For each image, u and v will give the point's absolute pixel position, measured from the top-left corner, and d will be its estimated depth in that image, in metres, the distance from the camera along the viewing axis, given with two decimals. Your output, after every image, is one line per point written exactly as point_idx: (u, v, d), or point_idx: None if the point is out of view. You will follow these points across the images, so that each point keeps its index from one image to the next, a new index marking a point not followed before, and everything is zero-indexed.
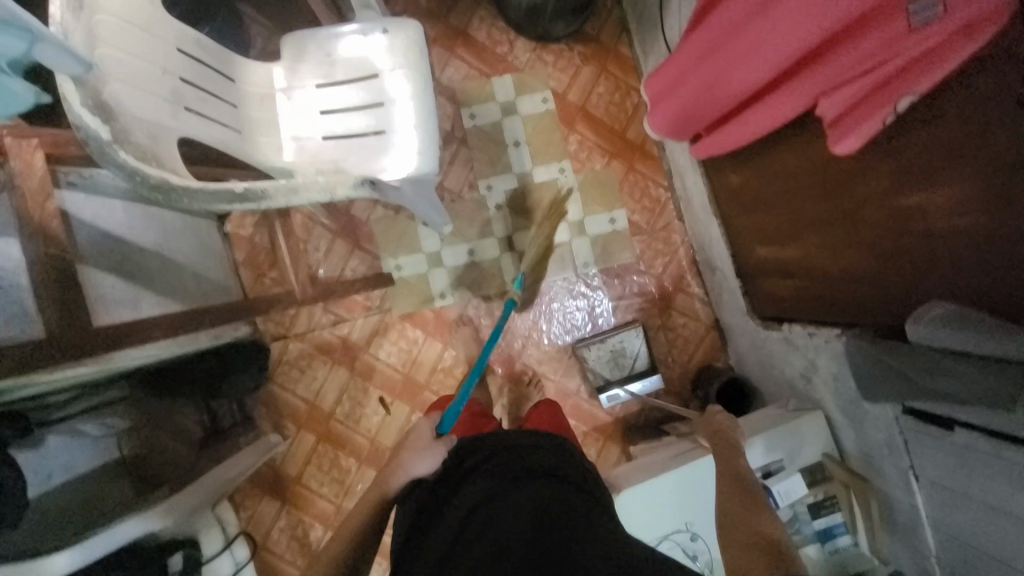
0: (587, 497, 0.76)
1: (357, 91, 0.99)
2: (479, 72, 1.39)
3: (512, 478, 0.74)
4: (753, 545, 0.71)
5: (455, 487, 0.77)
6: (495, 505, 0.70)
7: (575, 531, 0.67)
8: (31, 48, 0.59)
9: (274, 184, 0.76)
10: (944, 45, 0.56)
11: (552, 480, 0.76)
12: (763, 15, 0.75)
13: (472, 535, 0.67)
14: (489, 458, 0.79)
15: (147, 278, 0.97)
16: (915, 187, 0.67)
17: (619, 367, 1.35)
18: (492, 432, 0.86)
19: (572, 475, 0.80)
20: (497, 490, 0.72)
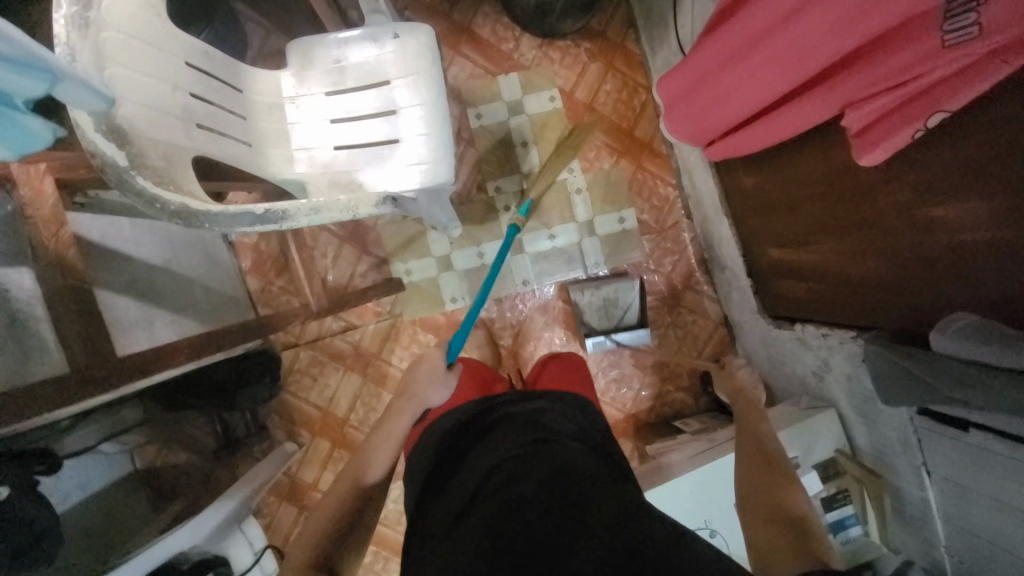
0: (600, 457, 0.80)
1: (369, 98, 0.97)
2: (484, 71, 1.36)
3: (527, 440, 0.77)
4: (774, 520, 0.77)
5: (473, 454, 0.80)
6: (512, 464, 0.73)
7: (589, 480, 0.70)
8: (53, 88, 0.54)
9: (294, 204, 0.74)
10: (978, 65, 0.57)
11: (566, 441, 0.79)
12: (789, 24, 0.75)
13: (490, 492, 0.69)
14: (506, 426, 0.83)
15: (160, 297, 0.95)
16: (938, 199, 0.69)
17: (609, 317, 1.34)
18: (500, 405, 0.89)
19: (584, 438, 0.83)
20: (514, 450, 0.76)
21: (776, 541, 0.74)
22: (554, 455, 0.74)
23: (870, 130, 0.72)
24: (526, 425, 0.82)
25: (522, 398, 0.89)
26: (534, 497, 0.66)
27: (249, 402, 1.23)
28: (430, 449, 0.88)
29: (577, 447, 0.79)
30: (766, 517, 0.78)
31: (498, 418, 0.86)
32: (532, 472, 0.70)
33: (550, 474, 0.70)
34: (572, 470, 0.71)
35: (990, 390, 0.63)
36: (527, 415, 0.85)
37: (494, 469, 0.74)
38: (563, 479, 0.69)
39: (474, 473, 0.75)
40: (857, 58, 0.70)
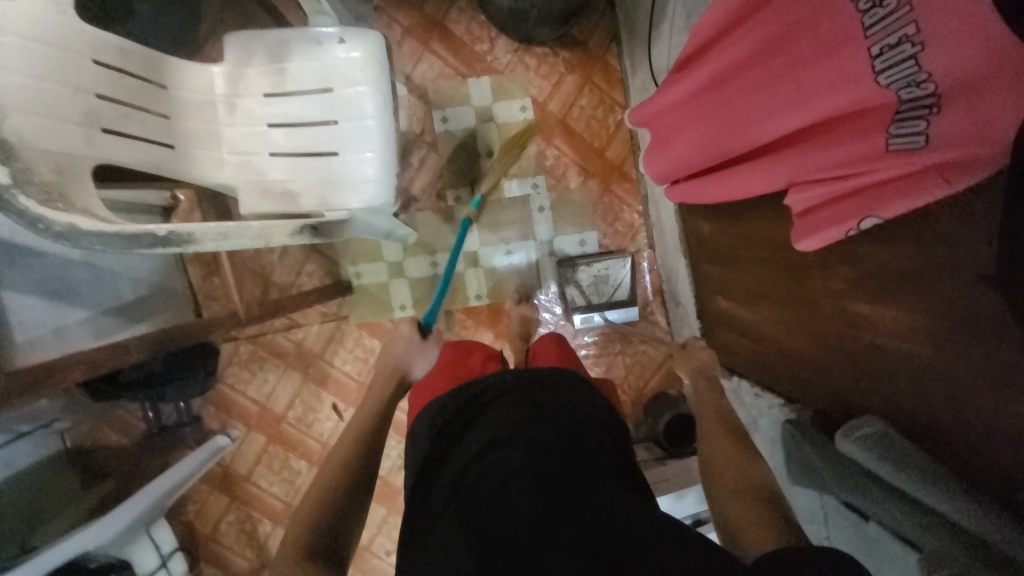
0: (600, 437, 0.71)
1: (308, 105, 0.91)
2: (455, 72, 1.30)
3: (524, 418, 0.69)
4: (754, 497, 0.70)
5: (464, 434, 0.72)
6: (503, 446, 0.64)
7: (582, 471, 0.62)
8: None
9: (202, 227, 0.70)
10: (915, 179, 0.53)
11: (565, 419, 0.70)
12: (759, 83, 0.70)
13: (477, 478, 0.61)
14: (499, 402, 0.74)
15: (72, 294, 0.93)
16: (868, 299, 0.66)
17: (599, 293, 1.32)
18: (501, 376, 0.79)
19: (586, 412, 0.74)
20: (508, 430, 0.67)
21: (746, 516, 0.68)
22: (550, 439, 0.66)
23: (809, 216, 0.68)
24: (521, 401, 0.73)
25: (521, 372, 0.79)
26: (525, 481, 0.58)
27: (182, 394, 1.22)
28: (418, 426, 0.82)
29: (575, 425, 0.70)
30: (733, 491, 0.71)
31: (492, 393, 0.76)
32: (527, 454, 0.62)
33: (545, 459, 0.62)
34: (570, 459, 0.64)
35: (881, 507, 0.62)
36: (528, 389, 0.76)
37: (484, 449, 0.65)
38: (560, 468, 0.61)
39: (463, 457, 0.67)
40: (810, 137, 0.66)
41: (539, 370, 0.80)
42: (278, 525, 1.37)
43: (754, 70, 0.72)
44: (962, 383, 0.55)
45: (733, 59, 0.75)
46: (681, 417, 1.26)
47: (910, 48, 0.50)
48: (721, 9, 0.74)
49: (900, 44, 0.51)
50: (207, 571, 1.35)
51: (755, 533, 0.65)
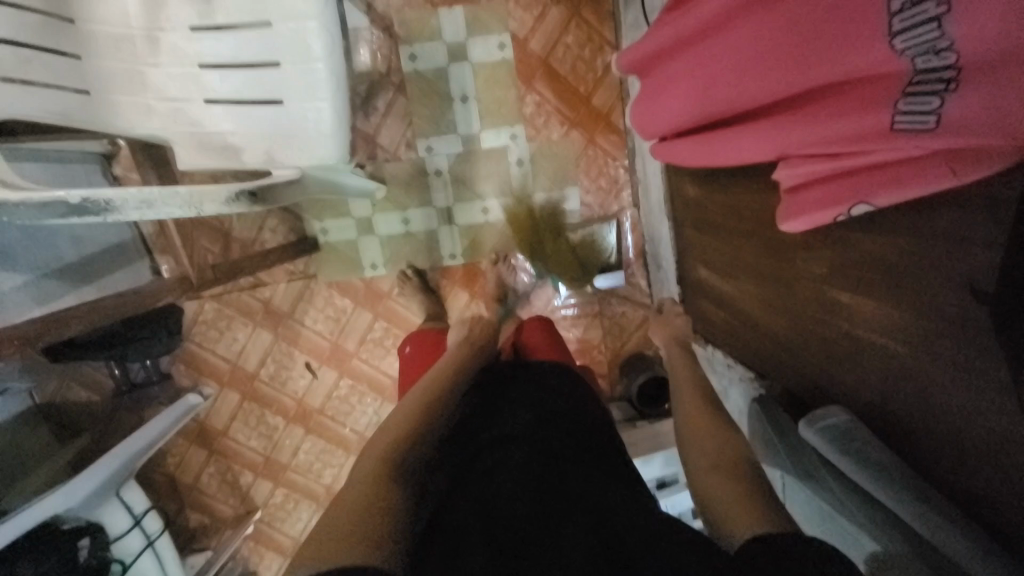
0: (605, 443, 0.68)
1: (244, 44, 0.79)
2: (424, 0, 1.14)
3: (536, 415, 0.67)
4: (734, 471, 0.62)
5: (467, 431, 0.69)
6: (505, 447, 0.62)
7: (587, 472, 0.60)
8: None
9: (121, 194, 0.62)
10: (919, 165, 0.47)
11: (571, 423, 0.67)
12: (758, 34, 0.61)
13: (479, 477, 0.59)
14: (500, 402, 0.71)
15: (7, 257, 0.85)
16: (847, 288, 0.62)
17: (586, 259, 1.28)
18: (516, 374, 0.78)
19: (591, 417, 0.71)
20: (511, 430, 0.64)
21: (724, 491, 0.60)
22: (553, 441, 0.63)
23: (798, 194, 0.62)
24: (525, 402, 0.70)
25: (523, 371, 0.78)
26: (532, 485, 0.55)
27: (145, 355, 1.19)
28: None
29: (580, 429, 0.67)
30: (710, 466, 0.64)
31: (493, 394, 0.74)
32: (528, 455, 0.59)
33: (548, 461, 0.60)
34: (573, 460, 0.61)
35: (832, 495, 0.63)
36: (541, 387, 0.73)
37: (489, 454, 0.62)
38: (564, 468, 0.58)
39: (465, 454, 0.64)
40: (808, 104, 0.58)
41: (540, 373, 0.77)
42: (258, 476, 1.40)
43: (754, 17, 0.62)
44: (934, 384, 0.53)
45: (731, 4, 0.65)
46: (654, 379, 1.25)
47: (934, 8, 0.42)
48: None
49: (923, 2, 0.42)
50: (192, 517, 1.40)
51: (736, 509, 0.56)
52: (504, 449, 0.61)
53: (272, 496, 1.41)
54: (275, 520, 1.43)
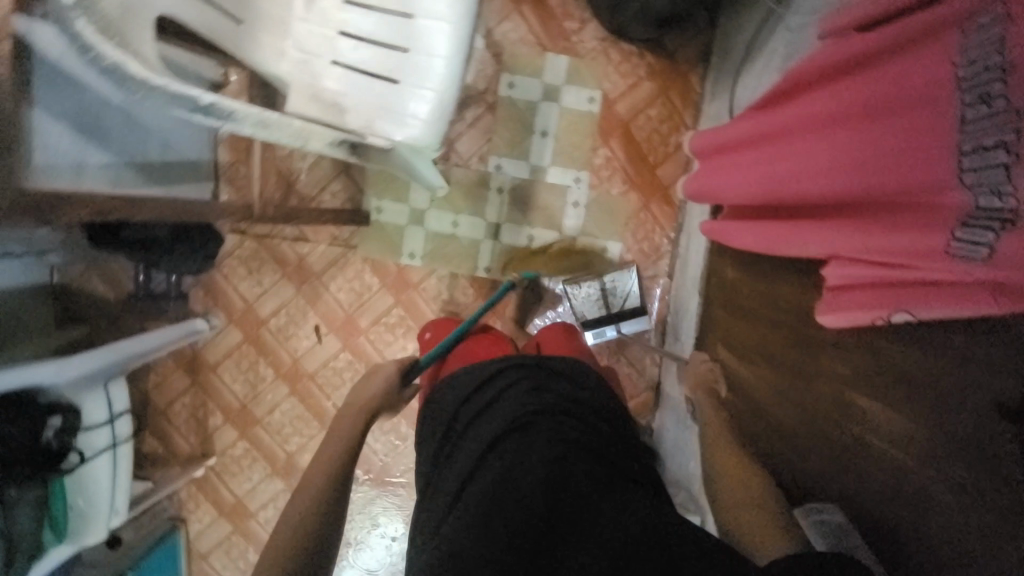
0: (613, 426, 0.75)
1: (385, 26, 0.89)
2: (538, 41, 1.26)
3: (551, 406, 0.70)
4: (758, 504, 0.70)
5: (486, 411, 0.73)
6: (526, 431, 0.66)
7: (598, 466, 0.64)
8: None
9: (245, 108, 0.69)
10: (960, 288, 0.52)
11: (579, 412, 0.72)
12: (833, 143, 0.67)
13: (499, 459, 0.64)
14: (516, 386, 0.74)
15: (102, 136, 0.91)
16: (867, 393, 0.65)
17: (608, 306, 1.26)
18: (535, 364, 0.79)
19: (598, 404, 0.76)
20: (528, 415, 0.68)
21: (750, 523, 0.68)
22: (568, 430, 0.67)
23: (841, 292, 0.66)
24: (532, 389, 0.73)
25: (543, 364, 0.79)
26: (549, 476, 0.60)
27: (175, 267, 1.23)
28: (428, 418, 0.83)
29: (591, 417, 0.72)
30: (740, 500, 0.71)
31: (499, 381, 0.76)
32: (548, 443, 0.64)
33: (565, 451, 0.64)
34: (587, 452, 0.65)
35: None
36: (560, 382, 0.76)
37: (508, 436, 0.66)
38: (569, 459, 0.63)
39: (485, 433, 0.69)
40: (868, 215, 0.63)
41: (553, 360, 0.81)
42: (227, 422, 1.39)
43: (832, 130, 0.68)
44: (932, 499, 0.56)
45: (811, 112, 0.72)
46: None
47: (1003, 156, 0.48)
48: (824, 57, 0.69)
49: (994, 149, 0.48)
50: (149, 441, 1.39)
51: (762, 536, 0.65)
52: (522, 434, 0.66)
53: (232, 446, 1.40)
54: (226, 471, 1.41)
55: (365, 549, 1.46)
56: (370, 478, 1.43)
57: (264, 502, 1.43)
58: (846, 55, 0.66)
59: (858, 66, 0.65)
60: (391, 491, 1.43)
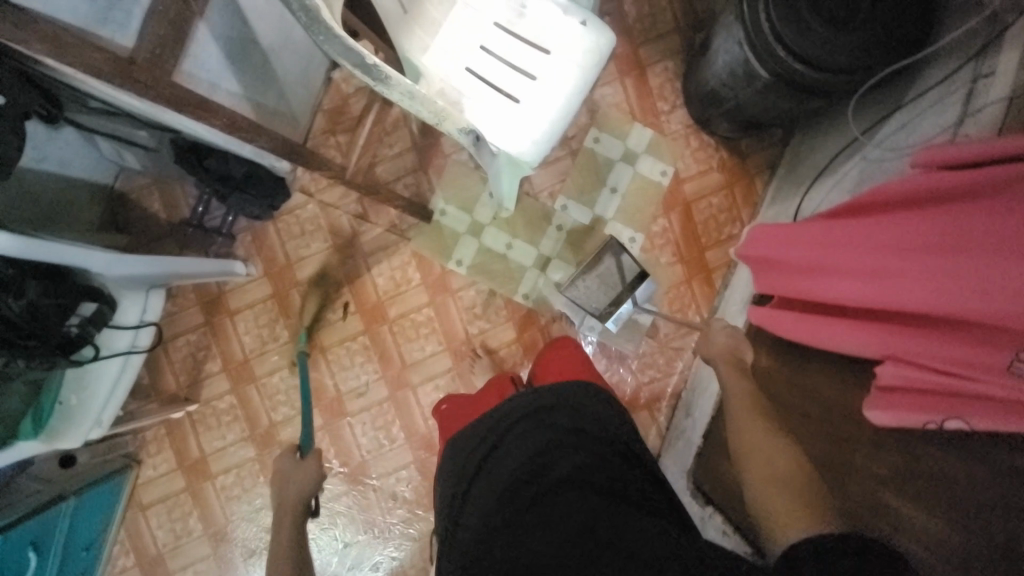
0: (621, 451, 0.81)
1: (523, 50, 0.98)
2: (630, 111, 1.38)
3: (554, 442, 0.79)
4: (782, 480, 0.75)
5: (496, 451, 0.83)
6: (534, 477, 0.76)
7: (601, 498, 0.71)
8: None
9: (400, 78, 0.77)
10: (1018, 407, 0.57)
11: (580, 446, 0.78)
12: (899, 258, 0.73)
13: (513, 505, 0.74)
14: (520, 429, 0.83)
15: (241, 68, 0.97)
16: (902, 496, 0.70)
17: (615, 287, 1.29)
18: (555, 388, 0.87)
19: (599, 429, 0.82)
20: (534, 458, 0.78)
21: (777, 499, 0.73)
22: (571, 466, 0.75)
23: (892, 392, 0.71)
24: (534, 433, 0.81)
25: (559, 395, 0.86)
26: (556, 519, 0.69)
27: (238, 207, 1.25)
28: (457, 446, 0.89)
29: (598, 445, 0.80)
30: (763, 477, 0.76)
31: (501, 429, 0.84)
32: (554, 483, 0.74)
33: (569, 488, 0.72)
34: (590, 484, 0.73)
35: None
36: (571, 412, 0.84)
37: (518, 483, 0.76)
38: (579, 497, 0.71)
39: (501, 476, 0.79)
40: (929, 325, 0.69)
41: (569, 386, 0.87)
42: (223, 371, 1.35)
43: (899, 246, 0.74)
44: None
45: (876, 226, 0.78)
46: None
47: None
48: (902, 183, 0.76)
49: None
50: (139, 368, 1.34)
51: (786, 518, 0.71)
52: (531, 476, 0.76)
53: (218, 397, 1.35)
54: (202, 422, 1.35)
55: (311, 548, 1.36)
56: (344, 473, 1.36)
57: (228, 466, 1.35)
58: (921, 186, 0.73)
59: (932, 198, 0.72)
60: (360, 492, 1.36)
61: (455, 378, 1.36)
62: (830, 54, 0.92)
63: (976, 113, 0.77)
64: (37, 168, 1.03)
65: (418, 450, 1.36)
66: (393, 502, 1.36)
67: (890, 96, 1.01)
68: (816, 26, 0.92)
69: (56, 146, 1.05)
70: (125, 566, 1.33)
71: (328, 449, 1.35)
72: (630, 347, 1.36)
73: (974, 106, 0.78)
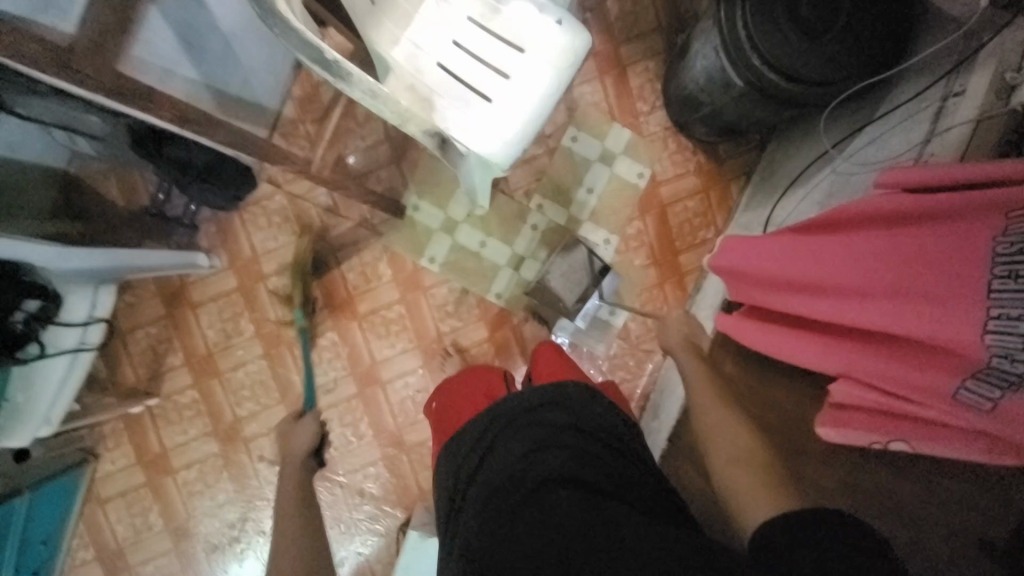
0: (609, 444, 0.80)
1: (496, 48, 0.95)
2: (609, 110, 1.36)
3: (540, 441, 0.77)
4: (747, 463, 0.77)
5: (482, 459, 0.81)
6: (522, 477, 0.74)
7: (591, 492, 0.69)
8: None
9: (361, 75, 0.75)
10: (963, 435, 0.63)
11: (567, 441, 0.77)
12: (860, 280, 0.71)
13: (502, 509, 0.72)
14: (503, 435, 0.81)
15: (199, 55, 0.92)
16: (851, 503, 0.75)
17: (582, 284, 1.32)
18: (541, 389, 0.86)
19: (584, 422, 0.81)
20: (520, 459, 0.76)
21: (741, 481, 0.75)
22: (562, 462, 0.73)
23: (843, 410, 0.73)
24: (524, 430, 0.80)
25: (541, 399, 0.84)
26: (546, 518, 0.67)
27: (201, 196, 1.20)
28: (449, 456, 0.86)
29: (585, 441, 0.78)
30: (731, 460, 0.79)
31: (489, 431, 0.83)
32: (545, 479, 0.72)
33: (557, 485, 0.70)
34: (580, 479, 0.71)
35: None
36: (558, 411, 0.82)
37: (506, 486, 0.74)
38: (565, 493, 0.69)
39: (490, 479, 0.77)
40: (881, 346, 0.70)
41: (554, 388, 0.86)
42: (185, 365, 1.32)
43: (862, 268, 0.71)
44: None
45: (839, 244, 0.75)
46: None
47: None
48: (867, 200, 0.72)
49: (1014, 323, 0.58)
50: (97, 360, 1.30)
51: (749, 501, 0.72)
52: (519, 478, 0.74)
53: (181, 391, 1.32)
54: (163, 416, 1.31)
55: None
56: None
57: (190, 461, 1.32)
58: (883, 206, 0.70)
59: (897, 219, 0.70)
60: (326, 487, 1.35)
61: (425, 376, 1.35)
62: (804, 66, 0.92)
63: (943, 133, 0.77)
64: None
65: (386, 447, 1.35)
66: (360, 498, 1.35)
67: (862, 110, 1.01)
68: (790, 38, 0.91)
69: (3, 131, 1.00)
70: (83, 561, 1.31)
71: None
72: (601, 348, 1.37)
73: (942, 126, 0.78)
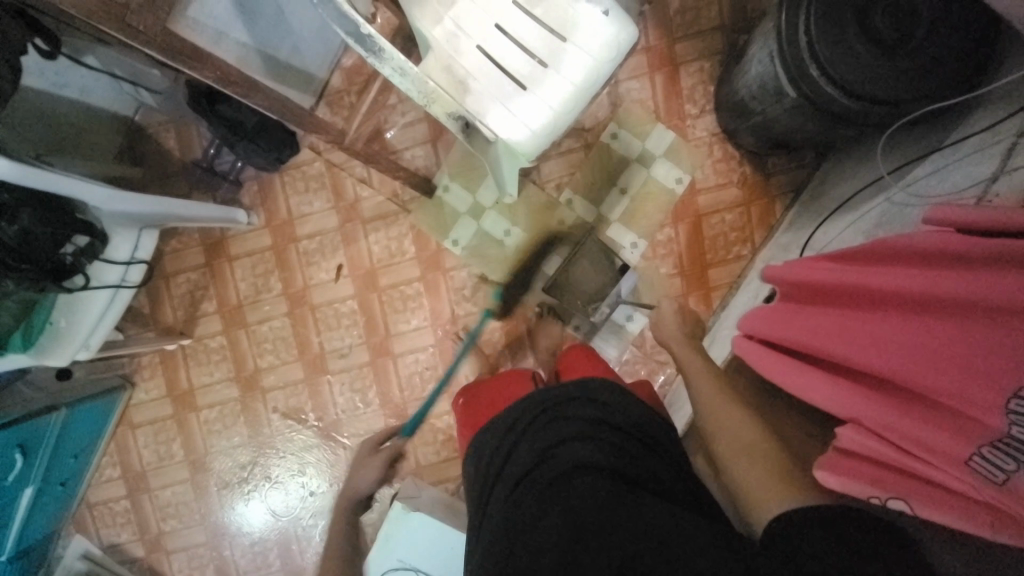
0: (642, 441, 0.76)
1: (537, 33, 0.90)
2: (654, 110, 1.31)
3: (567, 433, 0.75)
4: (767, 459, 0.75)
5: (507, 448, 0.81)
6: (545, 465, 0.72)
7: (614, 482, 0.66)
8: None
9: (392, 52, 0.76)
10: (968, 504, 0.56)
11: (593, 436, 0.74)
12: (892, 323, 0.66)
13: (523, 495, 0.71)
14: (528, 426, 0.80)
15: (251, 19, 0.99)
16: None
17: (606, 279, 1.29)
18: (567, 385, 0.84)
19: (614, 418, 0.78)
20: (544, 449, 0.74)
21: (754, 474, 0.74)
22: (587, 452, 0.71)
23: (847, 458, 0.69)
24: (550, 425, 0.78)
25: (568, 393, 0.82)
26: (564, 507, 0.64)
27: (245, 156, 1.26)
28: (477, 449, 0.87)
29: (614, 435, 0.75)
30: (740, 450, 0.78)
31: (517, 424, 0.83)
32: (567, 469, 0.69)
33: (579, 475, 0.68)
34: (603, 470, 0.68)
35: None
36: (587, 406, 0.79)
37: (530, 473, 0.73)
38: (584, 483, 0.66)
39: (514, 467, 0.76)
40: (901, 396, 0.65)
41: (581, 381, 0.84)
42: (217, 313, 1.40)
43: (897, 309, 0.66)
44: None
45: (876, 280, 0.70)
46: None
47: None
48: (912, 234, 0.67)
49: None
50: (141, 296, 1.41)
51: (767, 495, 0.71)
52: (543, 467, 0.72)
53: (211, 336, 1.41)
54: (194, 357, 1.41)
55: (279, 490, 1.43)
56: (318, 426, 1.41)
57: (213, 402, 1.42)
58: (935, 243, 0.65)
59: (942, 259, 0.64)
60: (330, 447, 1.41)
61: (434, 355, 1.38)
62: (869, 80, 0.84)
63: (1013, 171, 0.68)
64: (54, 95, 1.06)
65: (390, 418, 1.39)
66: None
67: (928, 139, 0.92)
68: (856, 48, 0.84)
69: (74, 77, 1.09)
70: (111, 477, 1.44)
71: (305, 403, 1.40)
72: (613, 352, 1.34)
73: (1012, 163, 0.69)
